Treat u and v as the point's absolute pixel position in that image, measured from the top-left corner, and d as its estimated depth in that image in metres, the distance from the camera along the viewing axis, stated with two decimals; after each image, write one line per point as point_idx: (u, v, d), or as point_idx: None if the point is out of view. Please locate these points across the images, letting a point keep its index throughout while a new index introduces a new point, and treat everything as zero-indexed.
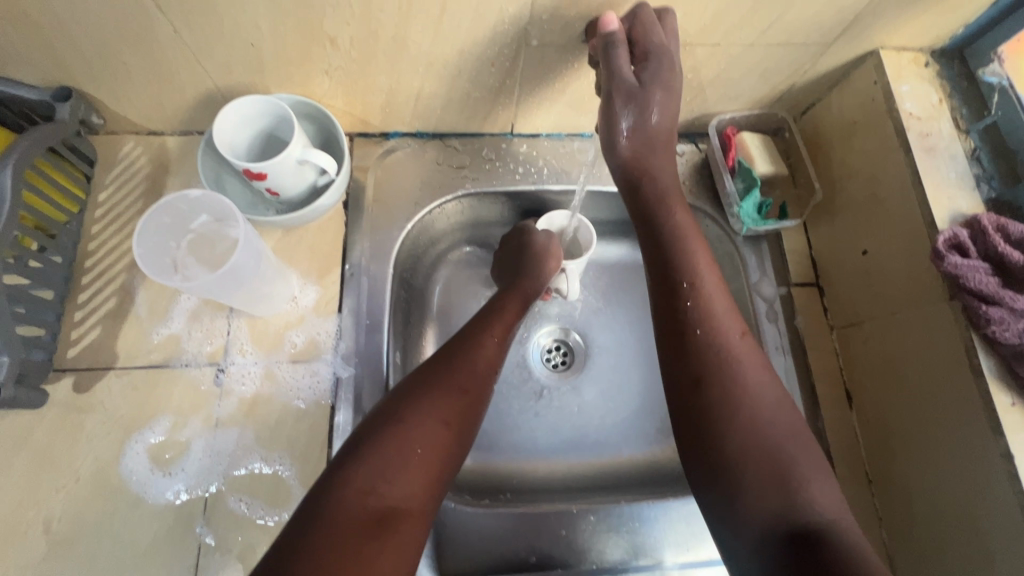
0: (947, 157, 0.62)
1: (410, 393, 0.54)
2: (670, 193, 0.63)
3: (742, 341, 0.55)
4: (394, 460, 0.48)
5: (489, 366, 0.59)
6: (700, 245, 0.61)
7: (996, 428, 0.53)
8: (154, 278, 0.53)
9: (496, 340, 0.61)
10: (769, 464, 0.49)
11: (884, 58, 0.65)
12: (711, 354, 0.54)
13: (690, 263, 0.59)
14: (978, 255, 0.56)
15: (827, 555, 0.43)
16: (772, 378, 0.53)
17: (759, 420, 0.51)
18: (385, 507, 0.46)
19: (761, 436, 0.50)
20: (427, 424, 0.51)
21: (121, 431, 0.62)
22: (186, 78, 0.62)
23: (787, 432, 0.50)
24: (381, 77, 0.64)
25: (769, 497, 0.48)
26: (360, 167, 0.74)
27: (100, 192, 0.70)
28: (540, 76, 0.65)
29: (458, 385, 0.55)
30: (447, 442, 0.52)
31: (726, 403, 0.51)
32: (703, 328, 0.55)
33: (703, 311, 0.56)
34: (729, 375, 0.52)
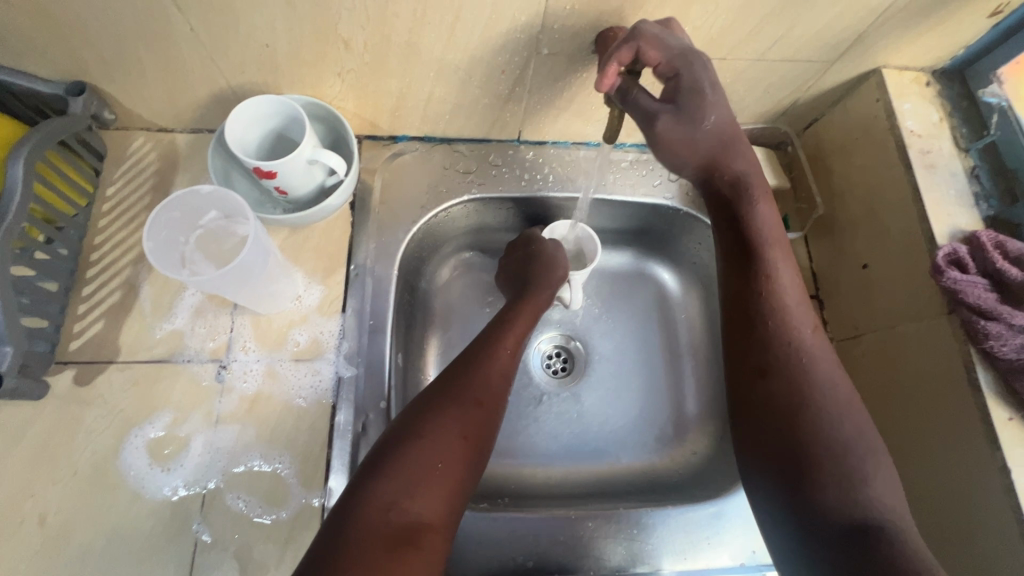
0: (947, 175, 0.63)
1: (428, 404, 0.55)
2: (754, 185, 0.59)
3: (814, 338, 0.55)
4: (416, 475, 0.49)
5: (502, 378, 0.60)
6: (782, 244, 0.59)
7: (993, 442, 0.53)
8: (163, 272, 0.53)
9: (508, 352, 0.62)
10: (832, 459, 0.49)
11: (886, 77, 0.66)
12: (781, 344, 0.54)
13: (767, 261, 0.57)
14: (977, 271, 0.57)
15: (884, 548, 0.45)
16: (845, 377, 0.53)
17: (827, 420, 0.51)
18: (409, 522, 0.47)
19: (825, 432, 0.50)
20: (445, 437, 0.52)
21: (121, 425, 0.61)
22: (200, 77, 0.63)
23: (854, 431, 0.50)
24: (392, 81, 0.65)
25: (829, 493, 0.48)
26: (368, 169, 0.75)
27: (108, 186, 0.70)
28: (548, 84, 0.66)
29: (474, 398, 0.56)
30: (466, 455, 0.53)
31: (792, 399, 0.52)
32: (776, 322, 0.55)
33: (779, 309, 0.56)
34: (800, 374, 0.53)
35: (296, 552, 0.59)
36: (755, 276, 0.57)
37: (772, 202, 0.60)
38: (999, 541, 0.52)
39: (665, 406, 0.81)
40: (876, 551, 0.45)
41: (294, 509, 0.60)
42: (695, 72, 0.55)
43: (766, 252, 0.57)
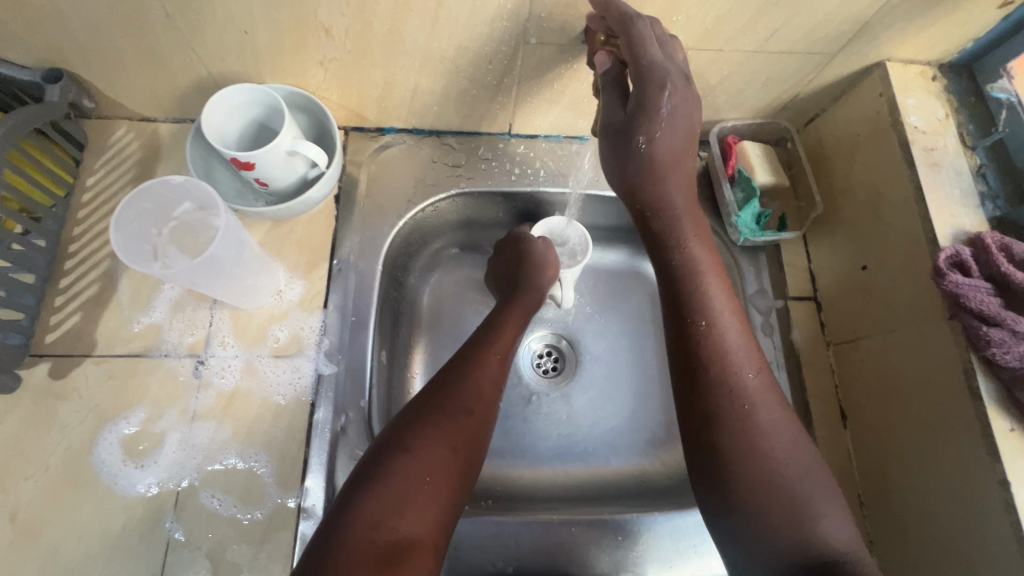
0: (952, 173, 0.60)
1: (418, 414, 0.53)
2: (683, 221, 0.58)
3: (756, 380, 0.52)
4: (403, 490, 0.47)
5: (493, 385, 0.58)
6: (718, 281, 0.57)
7: (993, 454, 0.51)
8: (130, 265, 0.52)
9: (498, 357, 0.60)
10: (785, 504, 0.48)
11: (890, 70, 0.64)
12: (726, 389, 0.51)
13: (700, 299, 0.56)
14: (980, 275, 0.54)
15: None
16: (786, 417, 0.51)
17: (773, 463, 0.49)
18: (396, 540, 0.45)
19: (775, 478, 0.48)
20: (434, 450, 0.50)
21: (96, 419, 0.60)
22: (179, 65, 0.61)
23: (801, 474, 0.49)
24: (376, 71, 0.63)
25: (782, 533, 0.47)
26: (354, 161, 0.73)
27: (89, 176, 0.69)
28: (538, 76, 0.64)
29: (463, 408, 0.54)
30: (456, 467, 0.51)
31: (739, 445, 0.49)
32: (716, 365, 0.52)
33: (720, 351, 0.53)
34: (744, 417, 0.50)
35: (270, 553, 0.57)
36: (696, 320, 0.55)
37: (706, 239, 0.59)
38: (1001, 564, 0.50)
39: (657, 408, 0.79)
40: None
41: (269, 509, 0.59)
42: (648, 95, 0.52)
43: (702, 290, 0.56)
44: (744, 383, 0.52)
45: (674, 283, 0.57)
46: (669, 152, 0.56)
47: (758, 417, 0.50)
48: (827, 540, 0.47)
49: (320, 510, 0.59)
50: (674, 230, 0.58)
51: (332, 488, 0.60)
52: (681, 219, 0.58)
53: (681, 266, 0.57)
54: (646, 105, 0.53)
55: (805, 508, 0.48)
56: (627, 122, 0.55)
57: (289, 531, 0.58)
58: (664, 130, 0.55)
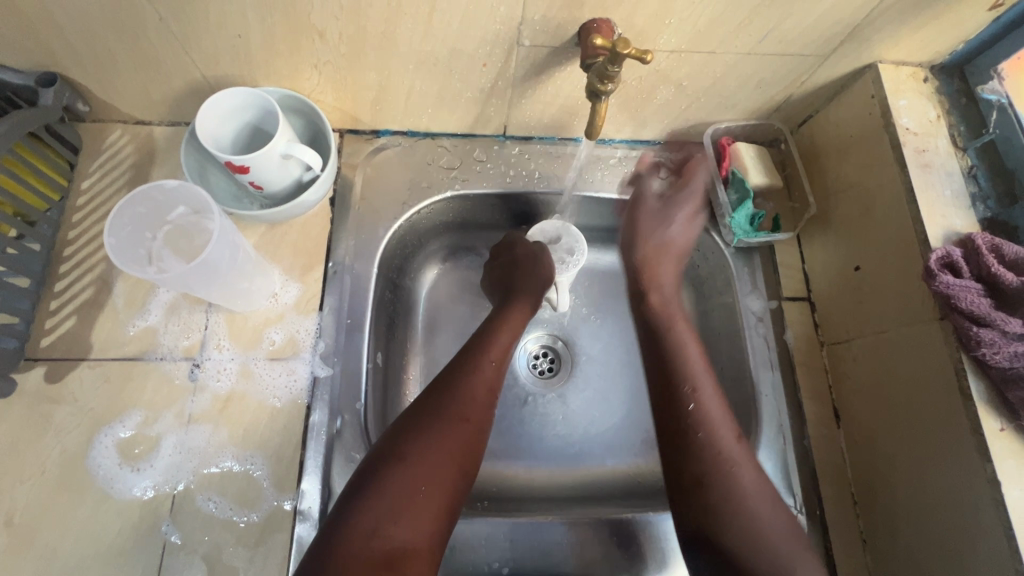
0: (943, 174, 0.61)
1: (413, 422, 0.53)
2: (673, 307, 0.70)
3: (738, 446, 0.59)
4: (399, 499, 0.48)
5: (489, 393, 0.58)
6: (697, 352, 0.65)
7: (984, 454, 0.51)
8: (125, 270, 0.52)
9: (493, 364, 0.61)
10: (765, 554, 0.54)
11: (882, 72, 0.64)
12: (710, 453, 0.58)
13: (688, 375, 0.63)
14: (971, 275, 0.54)
15: None
16: (765, 479, 0.58)
17: (752, 523, 0.55)
18: (392, 549, 0.46)
19: (756, 531, 0.55)
20: (430, 458, 0.51)
21: (91, 423, 0.60)
22: (173, 68, 0.61)
23: (778, 529, 0.56)
24: (370, 74, 0.63)
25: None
26: (349, 163, 0.73)
27: (83, 179, 0.69)
28: (532, 78, 0.64)
29: (459, 415, 0.54)
30: (452, 476, 0.51)
31: (723, 507, 0.56)
32: (703, 433, 0.59)
33: (704, 419, 0.60)
34: (728, 479, 0.57)
35: (266, 555, 0.57)
36: (680, 389, 0.62)
37: (688, 326, 0.68)
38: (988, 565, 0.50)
39: None
40: None
41: (265, 512, 0.59)
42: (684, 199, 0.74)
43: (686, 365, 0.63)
44: (728, 451, 0.58)
45: (665, 358, 0.65)
46: (678, 240, 0.74)
47: (742, 482, 0.57)
48: None
49: (316, 512, 0.59)
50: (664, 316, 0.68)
51: (328, 492, 0.60)
52: (670, 305, 0.70)
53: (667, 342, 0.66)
54: (676, 203, 0.73)
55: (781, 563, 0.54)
56: (661, 209, 0.73)
57: (285, 534, 0.58)
58: (684, 222, 0.73)
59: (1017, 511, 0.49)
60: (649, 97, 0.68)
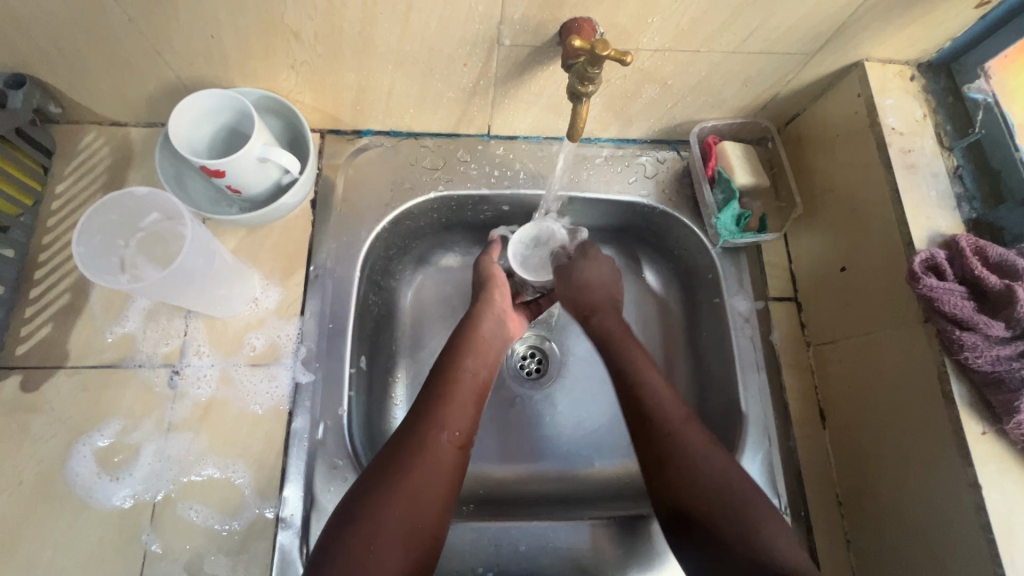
0: (929, 175, 0.60)
1: (379, 472, 0.52)
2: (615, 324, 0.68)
3: (687, 423, 0.58)
4: (363, 552, 0.47)
5: (457, 451, 0.56)
6: (633, 344, 0.66)
7: (965, 457, 0.51)
8: (95, 280, 0.51)
9: (467, 416, 0.59)
10: (732, 521, 0.51)
11: (869, 70, 0.63)
12: (662, 429, 0.57)
13: (637, 372, 0.62)
14: (954, 278, 0.54)
15: None
16: (719, 449, 0.56)
17: (716, 490, 0.53)
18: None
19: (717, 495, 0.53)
20: (386, 528, 0.49)
21: (69, 432, 0.59)
22: (146, 69, 0.60)
23: (741, 492, 0.53)
24: (349, 74, 0.62)
25: (733, 547, 0.50)
26: (330, 165, 0.72)
27: (57, 183, 0.67)
28: (514, 78, 0.63)
29: (420, 479, 0.52)
30: (410, 543, 0.50)
31: (682, 482, 0.54)
32: (650, 412, 0.59)
33: (653, 399, 0.60)
34: (683, 451, 0.55)
35: (248, 564, 0.57)
36: (625, 379, 0.62)
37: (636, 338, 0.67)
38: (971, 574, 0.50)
39: None
40: None
41: (246, 519, 0.58)
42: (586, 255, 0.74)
43: (626, 353, 0.64)
44: (682, 431, 0.57)
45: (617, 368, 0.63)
46: (593, 279, 0.72)
47: (695, 455, 0.55)
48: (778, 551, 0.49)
49: (299, 520, 0.59)
50: (607, 330, 0.68)
51: (310, 498, 0.60)
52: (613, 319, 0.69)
53: (608, 344, 0.66)
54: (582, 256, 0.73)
55: (748, 521, 0.51)
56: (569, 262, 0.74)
57: (267, 542, 0.58)
58: (596, 270, 0.72)
59: (997, 515, 0.49)
60: (634, 96, 0.67)
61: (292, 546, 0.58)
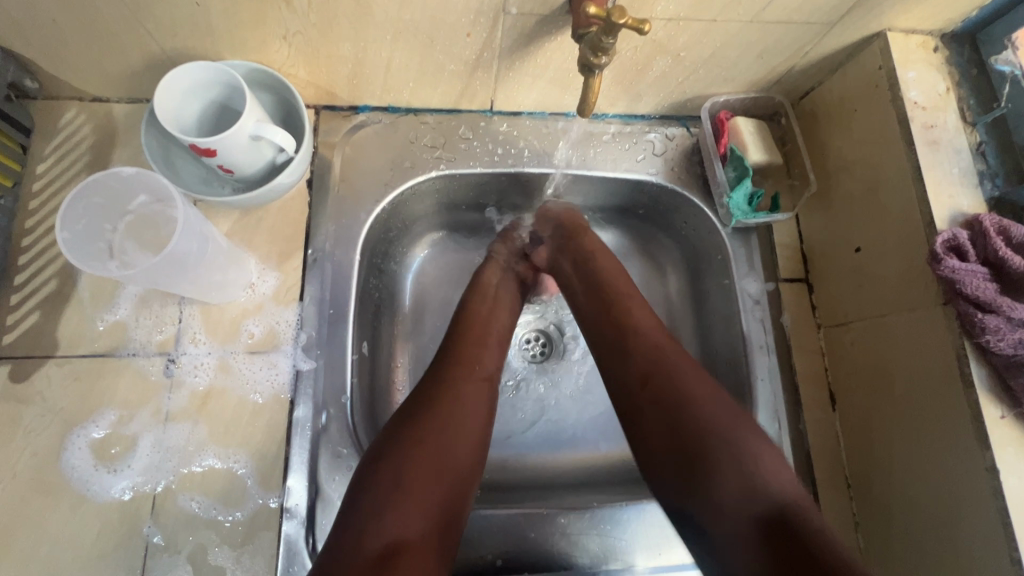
0: (951, 151, 0.58)
1: (406, 420, 0.52)
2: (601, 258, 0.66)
3: (677, 351, 0.55)
4: (388, 497, 0.46)
5: (487, 382, 0.58)
6: (623, 279, 0.63)
7: (983, 441, 0.50)
8: (82, 267, 0.49)
9: (495, 352, 0.61)
10: (716, 446, 0.49)
11: (891, 41, 0.60)
12: (649, 354, 0.55)
13: (624, 315, 0.59)
14: (977, 259, 0.53)
15: (799, 531, 0.44)
16: (705, 376, 0.53)
17: (700, 416, 0.50)
18: (384, 546, 0.44)
19: (699, 420, 0.50)
20: (426, 447, 0.50)
21: (63, 424, 0.58)
22: (127, 41, 0.56)
23: (733, 419, 0.50)
24: (345, 46, 0.58)
25: (726, 475, 0.47)
26: (326, 143, 0.69)
27: (38, 163, 0.64)
28: (519, 49, 0.59)
29: (452, 402, 0.54)
30: (453, 465, 0.50)
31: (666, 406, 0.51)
32: (631, 340, 0.57)
33: (633, 328, 0.57)
34: (669, 380, 0.52)
35: (253, 555, 0.56)
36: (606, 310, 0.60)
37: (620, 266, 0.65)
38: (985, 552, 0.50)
39: None
40: (793, 535, 0.44)
41: (250, 510, 0.57)
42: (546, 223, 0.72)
43: (610, 286, 0.62)
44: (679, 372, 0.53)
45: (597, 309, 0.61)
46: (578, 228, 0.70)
47: (682, 381, 0.52)
48: (771, 484, 0.47)
49: (303, 510, 0.58)
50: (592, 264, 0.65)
51: (315, 488, 0.58)
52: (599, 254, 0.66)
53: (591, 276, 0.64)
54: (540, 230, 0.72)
55: (736, 448, 0.48)
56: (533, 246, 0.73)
57: (272, 532, 0.57)
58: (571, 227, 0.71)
59: (1014, 499, 0.49)
60: (645, 70, 0.63)
61: (297, 536, 0.57)
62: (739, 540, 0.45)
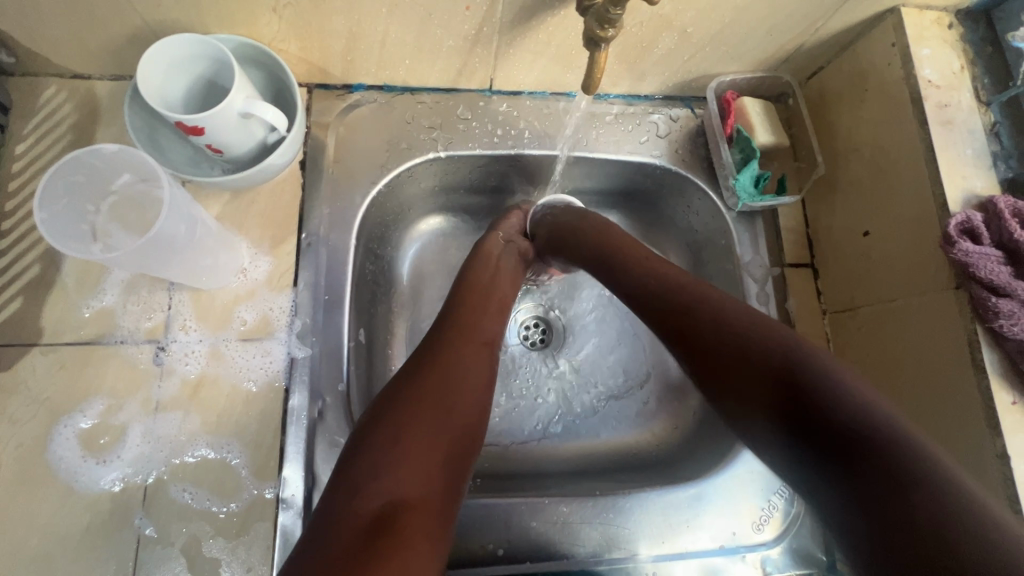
0: (965, 132, 0.56)
1: (404, 382, 0.51)
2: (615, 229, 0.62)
3: (700, 289, 0.53)
4: (387, 456, 0.45)
5: (486, 346, 0.57)
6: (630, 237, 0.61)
7: (994, 428, 0.50)
8: (64, 250, 0.46)
9: (494, 318, 0.60)
10: (767, 373, 0.45)
11: (905, 17, 0.58)
12: (673, 298, 0.53)
13: (644, 267, 0.57)
14: (990, 241, 0.51)
15: (886, 458, 0.37)
16: (738, 304, 0.50)
17: (745, 345, 0.47)
18: (382, 505, 0.43)
19: (745, 350, 0.47)
20: (424, 405, 0.49)
21: (49, 414, 0.56)
22: (108, 14, 0.53)
23: (777, 343, 0.46)
24: (338, 19, 0.55)
25: (790, 400, 0.43)
26: (319, 123, 0.66)
27: (17, 143, 0.61)
28: (521, 24, 0.57)
29: (450, 362, 0.53)
30: (450, 425, 0.49)
31: (707, 344, 0.49)
32: (656, 285, 0.55)
33: (658, 273, 0.56)
34: (706, 317, 0.50)
35: (249, 547, 0.55)
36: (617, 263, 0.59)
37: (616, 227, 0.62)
38: None
39: (647, 381, 0.77)
40: (876, 456, 0.38)
41: (245, 501, 0.56)
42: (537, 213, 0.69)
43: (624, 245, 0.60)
44: (810, 362, 0.44)
45: (663, 283, 0.55)
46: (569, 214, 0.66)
47: (717, 311, 0.50)
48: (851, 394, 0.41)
49: (300, 501, 0.56)
50: (601, 227, 0.62)
51: (312, 478, 0.57)
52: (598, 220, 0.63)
53: (600, 234, 0.61)
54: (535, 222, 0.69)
55: (797, 366, 0.44)
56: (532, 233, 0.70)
57: (268, 523, 0.55)
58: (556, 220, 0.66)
59: None
60: (651, 47, 0.61)
61: (294, 527, 0.56)
62: (824, 464, 0.40)
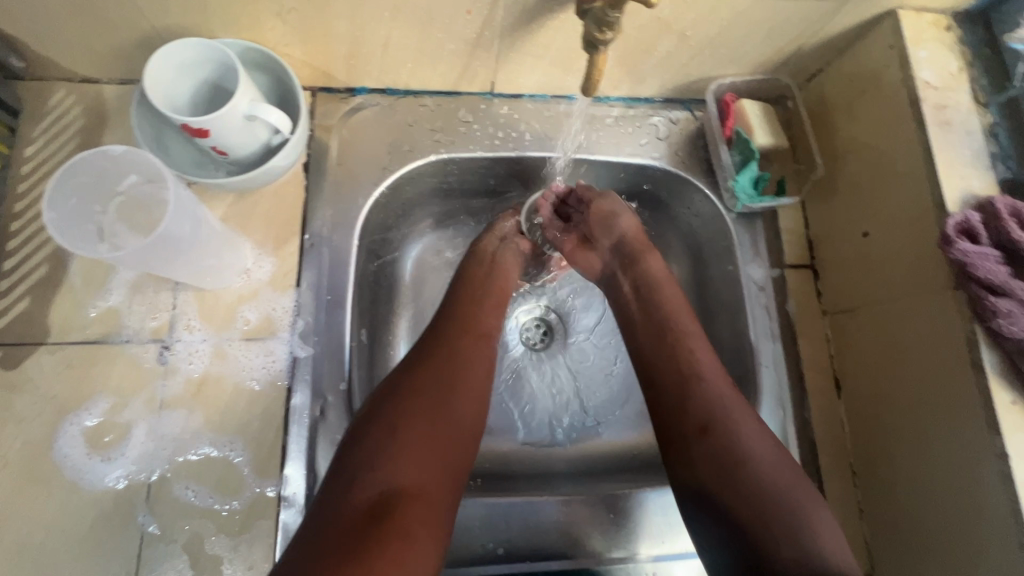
0: (963, 133, 0.57)
1: (403, 374, 0.52)
2: (660, 294, 0.63)
3: (733, 397, 0.55)
4: (384, 446, 0.46)
5: (484, 339, 0.58)
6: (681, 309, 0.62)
7: (993, 428, 0.49)
8: (72, 250, 0.47)
9: (494, 311, 0.61)
10: (771, 507, 0.48)
11: (903, 19, 0.59)
12: (702, 405, 0.54)
13: (692, 354, 0.58)
14: (989, 242, 0.51)
15: None
16: (762, 430, 0.53)
17: (757, 476, 0.50)
18: (378, 494, 0.43)
19: (756, 480, 0.49)
20: (420, 396, 0.49)
21: (55, 412, 0.56)
22: (116, 19, 0.54)
23: (791, 483, 0.50)
24: (341, 23, 0.56)
25: (781, 545, 0.46)
26: (322, 126, 0.67)
27: (27, 146, 0.62)
28: (521, 28, 0.58)
29: (448, 354, 0.53)
30: (447, 419, 0.49)
31: (717, 460, 0.51)
32: (694, 384, 0.55)
33: (690, 372, 0.56)
34: (732, 434, 0.52)
35: (250, 544, 0.55)
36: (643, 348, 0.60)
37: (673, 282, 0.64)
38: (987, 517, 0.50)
39: None
40: None
41: (247, 499, 0.56)
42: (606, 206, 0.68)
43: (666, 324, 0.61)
44: (816, 526, 0.47)
45: (695, 384, 0.55)
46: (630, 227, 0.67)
47: (742, 431, 0.52)
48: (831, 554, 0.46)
49: (301, 498, 0.56)
50: (644, 295, 0.63)
51: (313, 476, 0.57)
52: (649, 267, 0.65)
53: (643, 292, 0.64)
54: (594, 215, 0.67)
55: (799, 513, 0.48)
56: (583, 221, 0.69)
57: (270, 521, 0.56)
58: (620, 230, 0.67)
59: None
60: (650, 50, 0.62)
61: (295, 524, 0.56)
62: None
